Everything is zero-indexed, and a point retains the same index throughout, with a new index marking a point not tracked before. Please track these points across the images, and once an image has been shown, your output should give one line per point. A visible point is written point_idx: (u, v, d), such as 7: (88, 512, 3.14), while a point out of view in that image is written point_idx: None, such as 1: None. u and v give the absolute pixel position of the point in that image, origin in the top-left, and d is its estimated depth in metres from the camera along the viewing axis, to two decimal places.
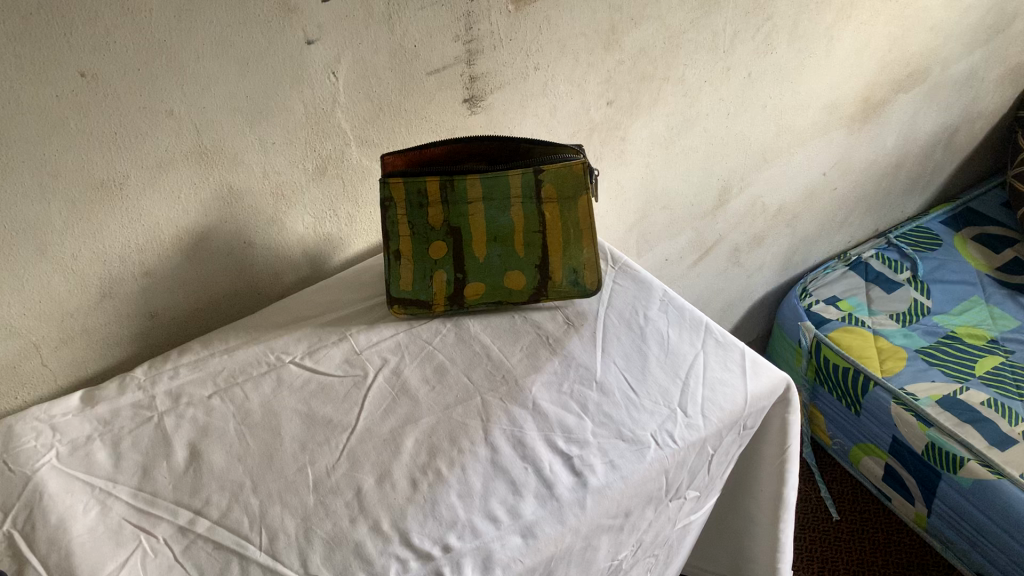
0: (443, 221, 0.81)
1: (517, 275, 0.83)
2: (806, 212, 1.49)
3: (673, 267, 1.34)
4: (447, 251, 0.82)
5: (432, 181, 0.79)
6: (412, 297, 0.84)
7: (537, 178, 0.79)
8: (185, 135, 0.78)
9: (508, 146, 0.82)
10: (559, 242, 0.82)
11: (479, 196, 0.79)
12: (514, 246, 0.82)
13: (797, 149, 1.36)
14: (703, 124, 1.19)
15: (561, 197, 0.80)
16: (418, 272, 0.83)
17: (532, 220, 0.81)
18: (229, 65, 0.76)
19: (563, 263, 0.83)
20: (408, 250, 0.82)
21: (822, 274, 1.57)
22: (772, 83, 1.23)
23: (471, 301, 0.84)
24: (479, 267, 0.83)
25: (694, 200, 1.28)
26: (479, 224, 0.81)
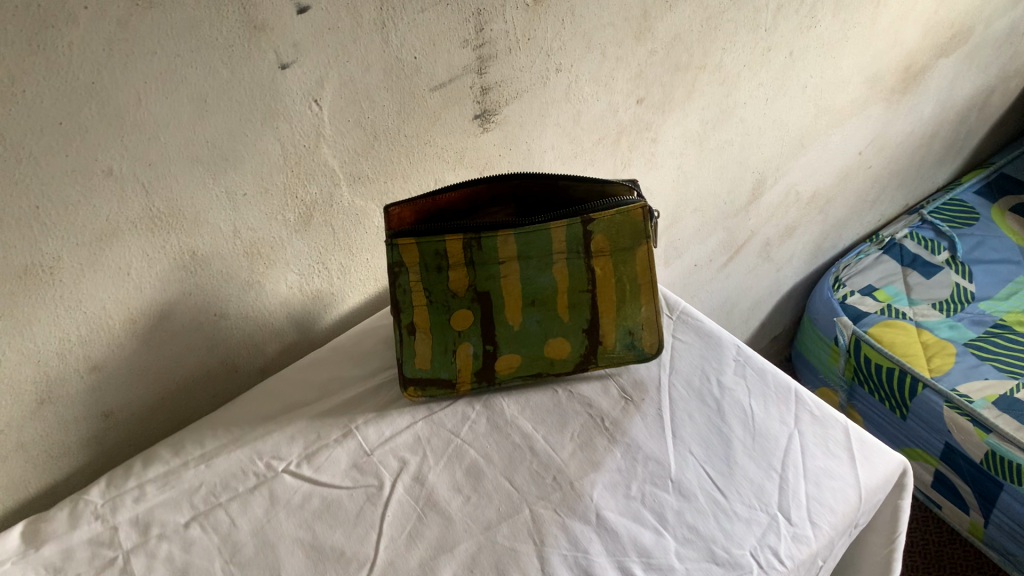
0: (468, 286, 0.65)
1: (560, 341, 0.68)
2: (839, 196, 1.33)
3: (702, 272, 1.18)
4: (474, 320, 0.66)
5: (455, 241, 0.62)
6: (432, 376, 0.67)
7: (586, 230, 0.64)
8: (130, 198, 0.60)
9: (543, 185, 0.65)
10: (611, 300, 0.67)
11: (514, 255, 0.64)
12: (557, 308, 0.67)
13: (835, 129, 1.20)
14: (740, 115, 1.02)
15: (615, 249, 0.65)
16: (437, 347, 0.67)
17: (579, 278, 0.66)
18: (182, 105, 0.59)
19: (617, 324, 0.68)
20: (424, 321, 0.66)
21: (854, 260, 1.44)
22: (815, 61, 1.06)
23: (503, 376, 0.68)
24: (514, 335, 0.67)
25: (727, 197, 1.11)
26: (513, 287, 0.65)
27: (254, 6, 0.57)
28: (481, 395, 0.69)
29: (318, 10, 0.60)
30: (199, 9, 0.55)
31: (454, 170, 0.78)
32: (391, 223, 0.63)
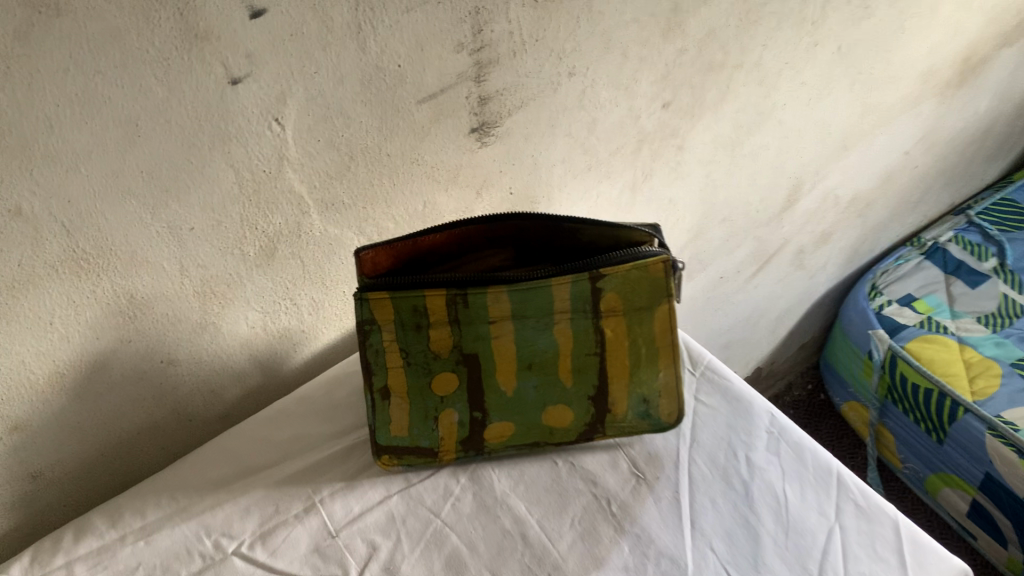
0: (452, 347, 0.56)
1: (562, 410, 0.59)
2: (881, 198, 1.21)
3: (727, 284, 1.08)
4: (459, 383, 0.57)
5: (437, 297, 0.54)
6: (410, 445, 0.58)
7: (595, 287, 0.54)
8: (48, 241, 0.50)
9: (545, 226, 0.55)
10: (624, 365, 0.58)
11: (507, 313, 0.55)
12: (557, 373, 0.58)
13: (882, 129, 1.08)
14: (778, 117, 0.91)
15: (629, 309, 0.56)
16: (417, 412, 0.58)
17: (585, 340, 0.56)
18: (107, 130, 0.48)
19: (629, 390, 0.59)
20: (401, 384, 0.57)
21: (893, 266, 1.33)
22: (866, 55, 0.94)
23: (494, 446, 0.59)
24: (507, 402, 0.58)
25: (759, 204, 1.00)
26: (506, 348, 0.56)
27: (194, 10, 0.47)
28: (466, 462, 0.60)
29: (276, 13, 0.50)
30: (122, 17, 0.45)
31: (447, 191, 0.68)
32: (362, 270, 0.54)
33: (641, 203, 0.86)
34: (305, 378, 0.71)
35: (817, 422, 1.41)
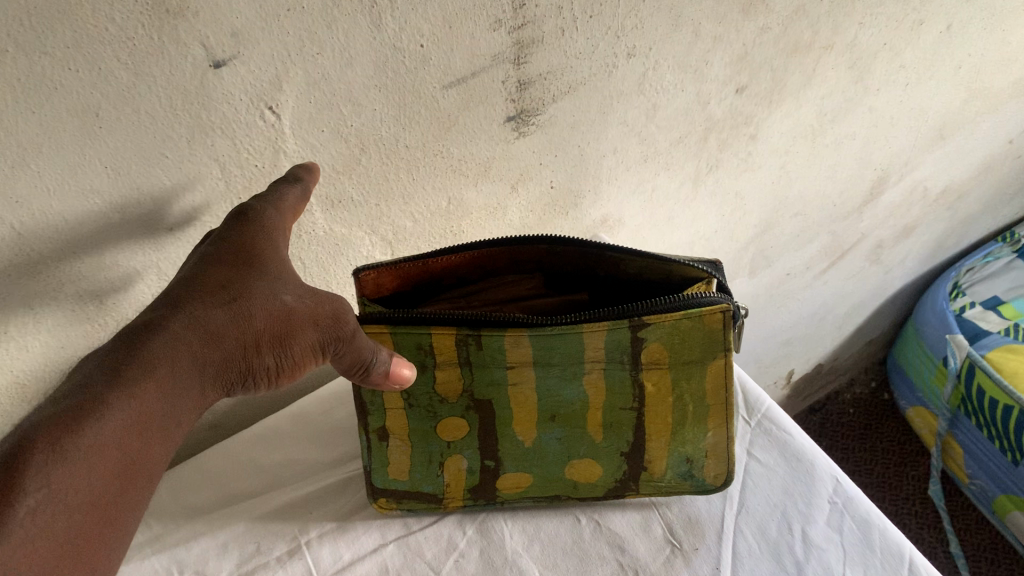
0: (463, 391, 0.48)
1: (588, 464, 0.51)
2: (976, 190, 1.08)
3: (794, 280, 0.98)
4: (470, 430, 0.50)
5: (445, 336, 0.46)
6: (410, 489, 0.51)
7: (637, 336, 0.46)
8: None
9: (578, 252, 0.48)
10: (665, 422, 0.50)
11: (528, 360, 0.47)
12: (586, 426, 0.50)
13: (986, 117, 0.95)
14: (869, 103, 0.79)
15: (675, 362, 0.48)
16: (419, 456, 0.51)
17: (621, 392, 0.49)
18: (59, 121, 0.40)
19: (670, 449, 0.51)
20: (401, 426, 0.50)
21: (980, 264, 1.21)
22: (979, 34, 0.81)
23: (507, 497, 0.52)
24: (525, 452, 0.51)
25: (837, 198, 0.89)
26: (527, 397, 0.49)
27: None
28: (475, 511, 0.52)
29: None
30: None
31: (476, 186, 0.59)
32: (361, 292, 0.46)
33: (703, 197, 0.76)
34: (312, 384, 0.64)
35: (878, 424, 1.31)
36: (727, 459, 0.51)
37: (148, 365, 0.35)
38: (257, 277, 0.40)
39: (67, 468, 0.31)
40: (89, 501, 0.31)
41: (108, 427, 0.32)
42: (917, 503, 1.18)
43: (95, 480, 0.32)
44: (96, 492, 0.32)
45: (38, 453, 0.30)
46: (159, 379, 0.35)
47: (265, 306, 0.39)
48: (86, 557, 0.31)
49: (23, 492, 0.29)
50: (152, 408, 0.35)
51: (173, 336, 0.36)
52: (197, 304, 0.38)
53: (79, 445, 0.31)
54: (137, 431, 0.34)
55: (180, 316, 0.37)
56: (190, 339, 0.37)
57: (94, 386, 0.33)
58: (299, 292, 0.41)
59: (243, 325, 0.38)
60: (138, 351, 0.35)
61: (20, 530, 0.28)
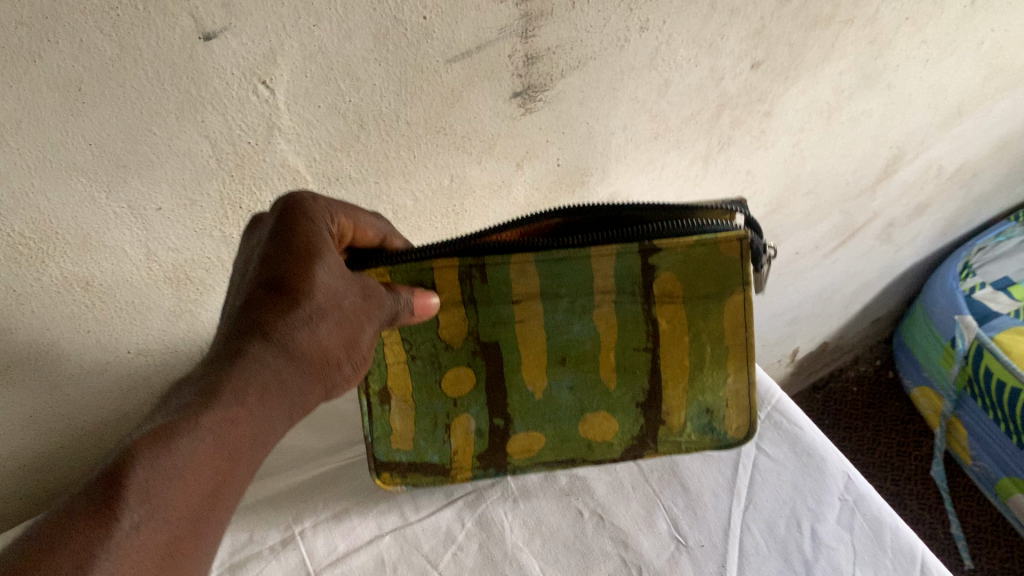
0: (467, 333, 0.47)
1: (602, 418, 0.51)
2: (991, 168, 1.06)
3: (804, 259, 0.96)
4: (475, 380, 0.49)
5: (447, 269, 0.44)
6: (416, 460, 0.50)
7: (648, 264, 0.45)
8: None
9: (595, 222, 0.46)
10: (681, 368, 0.50)
11: (535, 292, 0.46)
12: (597, 372, 0.50)
13: (1005, 95, 0.92)
14: (888, 80, 0.76)
15: (690, 296, 0.47)
16: (422, 421, 0.50)
17: (634, 329, 0.48)
18: (40, 95, 0.38)
19: (688, 399, 0.51)
20: (401, 387, 0.48)
21: (992, 244, 1.18)
22: (1004, 9, 0.78)
23: (525, 456, 0.52)
24: (534, 402, 0.51)
25: (851, 176, 0.87)
26: (534, 335, 0.48)
27: None
28: (474, 500, 0.51)
29: None
30: None
31: (480, 163, 0.57)
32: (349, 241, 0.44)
33: (713, 175, 0.74)
34: None
35: (881, 403, 1.29)
36: (748, 408, 0.51)
37: (239, 388, 0.34)
38: (323, 279, 0.38)
39: (162, 489, 0.31)
40: (184, 520, 0.31)
41: (195, 450, 0.32)
42: (918, 484, 1.18)
43: (188, 499, 0.32)
44: (188, 511, 0.32)
45: (136, 475, 0.30)
46: (251, 402, 0.35)
47: (329, 312, 0.38)
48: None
49: (122, 512, 0.29)
50: (242, 430, 0.34)
51: (259, 360, 0.36)
52: (276, 322, 0.37)
53: (173, 466, 0.31)
54: (228, 452, 0.33)
55: (262, 337, 0.36)
56: (276, 363, 0.36)
57: (184, 409, 0.33)
58: (356, 290, 0.40)
59: (318, 342, 0.38)
60: (225, 373, 0.35)
61: (119, 550, 0.29)
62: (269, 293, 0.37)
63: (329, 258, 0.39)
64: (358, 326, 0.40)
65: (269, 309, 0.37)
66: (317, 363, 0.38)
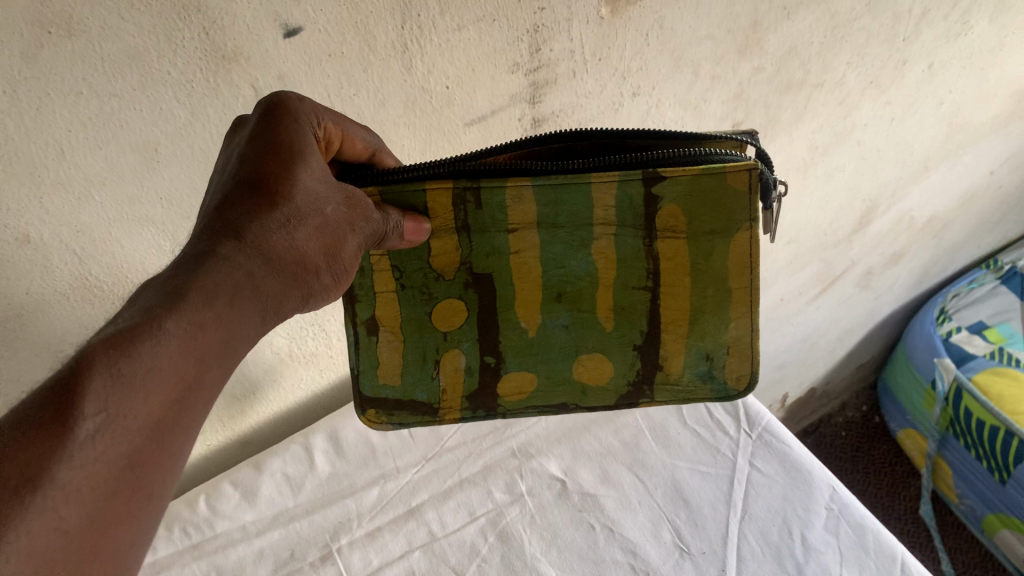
0: (461, 264, 0.48)
1: (597, 360, 0.52)
2: (960, 218, 1.13)
3: (788, 306, 1.02)
4: (467, 314, 0.50)
5: (441, 192, 0.44)
6: (403, 397, 0.52)
7: (650, 194, 0.45)
8: (58, 268, 0.47)
9: (596, 146, 0.46)
10: (681, 308, 0.50)
11: (531, 223, 0.46)
12: (594, 311, 0.51)
13: (967, 150, 0.99)
14: (857, 137, 0.84)
15: (693, 231, 0.47)
16: (411, 353, 0.51)
17: (632, 265, 0.48)
18: (122, 156, 0.44)
19: (687, 344, 0.51)
20: (392, 316, 0.50)
21: (965, 290, 1.24)
22: (959, 72, 0.86)
23: (513, 402, 0.53)
24: (529, 342, 0.52)
25: (828, 227, 0.94)
26: (530, 270, 0.48)
27: (221, 30, 0.42)
28: (495, 517, 0.55)
29: (313, 32, 0.44)
30: (142, 35, 0.40)
31: None
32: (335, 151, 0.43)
33: None
34: (336, 402, 0.68)
35: (870, 446, 1.34)
36: (748, 357, 0.52)
37: (210, 288, 0.32)
38: (304, 182, 0.37)
39: (126, 392, 0.28)
40: (151, 426, 0.28)
41: (165, 351, 0.29)
42: (909, 522, 1.22)
43: (155, 405, 0.29)
44: (156, 417, 0.29)
45: (95, 379, 0.27)
46: (222, 305, 0.32)
47: (311, 217, 0.37)
48: (145, 486, 0.28)
49: (80, 416, 0.26)
50: (213, 333, 0.32)
51: (232, 260, 0.34)
52: (253, 224, 0.35)
53: (136, 369, 0.28)
54: (200, 356, 0.31)
55: (236, 239, 0.34)
56: (249, 264, 0.34)
57: (152, 308, 0.30)
58: (336, 197, 0.39)
59: (295, 246, 0.36)
60: (199, 273, 0.32)
61: (75, 457, 0.26)
62: (246, 194, 0.36)
63: (309, 164, 0.38)
64: (336, 234, 0.39)
65: (246, 211, 0.35)
66: (295, 270, 0.37)
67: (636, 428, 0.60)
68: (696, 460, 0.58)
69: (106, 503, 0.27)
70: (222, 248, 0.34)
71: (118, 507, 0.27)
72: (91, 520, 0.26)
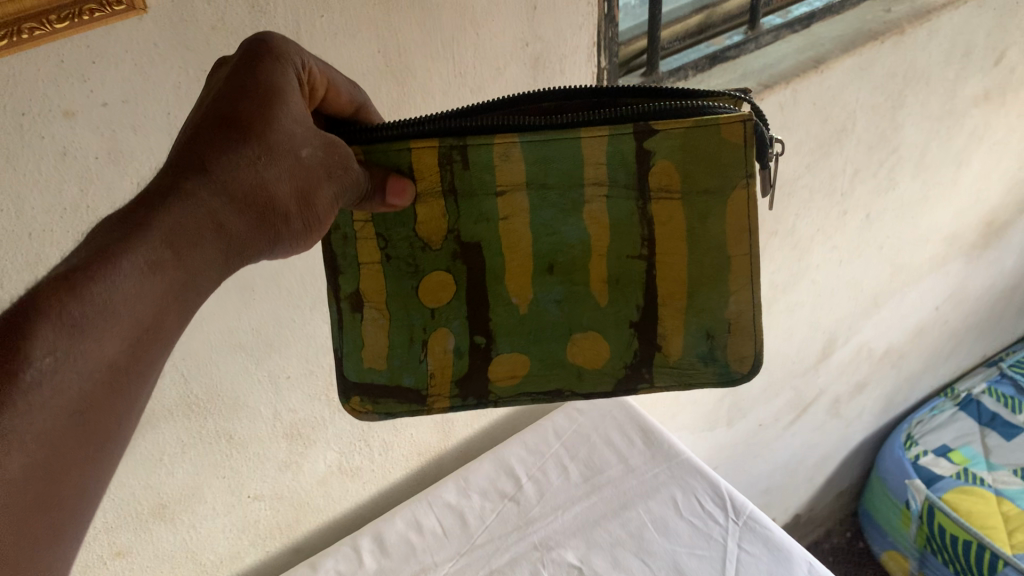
0: (447, 232, 0.50)
1: (594, 339, 0.54)
2: (913, 350, 1.26)
3: (766, 431, 1.13)
4: (455, 288, 0.52)
5: (425, 151, 0.47)
6: (389, 381, 0.54)
7: (643, 149, 0.47)
8: (167, 389, 0.56)
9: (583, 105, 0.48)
10: (680, 281, 0.51)
11: (519, 182, 0.48)
12: (588, 284, 0.53)
13: (910, 287, 1.14)
14: (812, 277, 0.98)
15: (689, 191, 0.48)
16: (397, 333, 0.53)
17: (626, 230, 0.50)
18: (228, 295, 0.56)
19: (686, 319, 0.52)
20: (376, 290, 0.52)
21: (928, 416, 1.36)
22: (893, 221, 1.01)
23: (503, 384, 0.55)
24: (520, 319, 0.54)
25: (795, 357, 1.06)
26: (518, 237, 0.51)
27: None
28: None
29: None
30: None
31: None
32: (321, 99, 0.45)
33: None
34: (373, 514, 0.78)
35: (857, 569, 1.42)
36: (750, 335, 0.52)
37: (169, 233, 0.35)
38: (279, 122, 0.40)
39: (76, 337, 0.30)
40: (104, 363, 0.31)
41: (119, 291, 0.32)
42: None
43: (108, 346, 0.31)
44: (107, 358, 0.31)
45: (50, 317, 0.29)
46: (178, 249, 0.35)
47: (284, 163, 0.40)
48: (98, 423, 0.31)
49: (32, 357, 0.28)
50: (165, 276, 0.34)
51: (195, 203, 0.37)
52: (219, 162, 0.38)
53: (88, 310, 0.31)
54: (152, 298, 0.33)
55: (200, 179, 0.37)
56: (211, 205, 0.37)
57: (114, 249, 0.33)
58: (316, 140, 0.41)
59: (263, 184, 0.39)
60: (161, 219, 0.35)
61: (27, 397, 0.28)
62: (220, 131, 0.38)
63: (287, 108, 0.40)
64: (311, 179, 0.41)
65: (211, 151, 0.38)
66: (260, 211, 0.39)
67: (640, 520, 0.69)
68: (694, 545, 0.67)
69: (61, 439, 0.29)
70: (184, 188, 0.37)
71: (72, 444, 0.30)
72: (40, 460, 0.28)
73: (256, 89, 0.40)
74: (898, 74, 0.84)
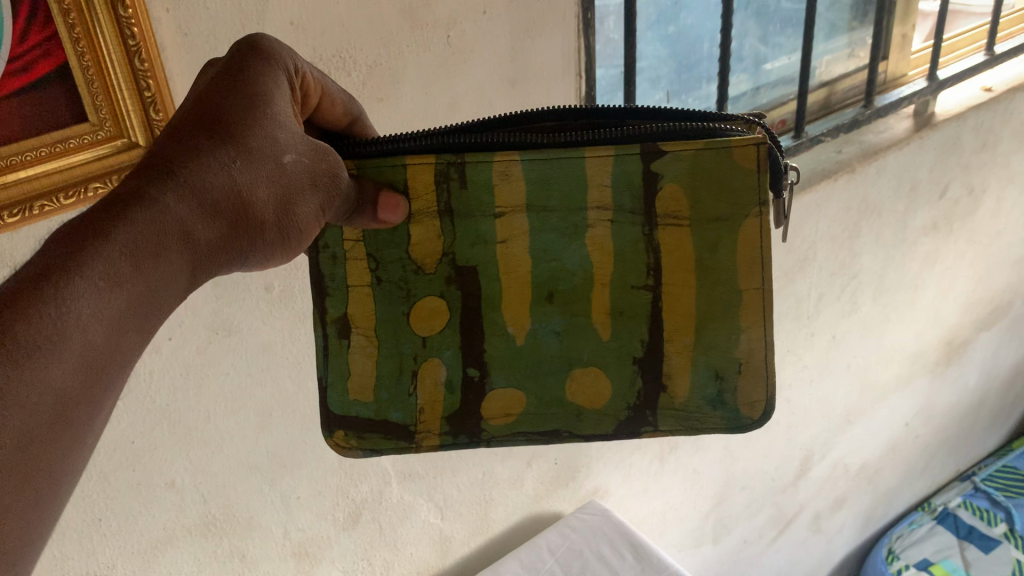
0: (442, 255, 0.52)
1: (595, 377, 0.57)
2: (888, 464, 1.31)
3: (751, 547, 1.16)
4: (449, 315, 0.54)
5: (423, 167, 0.49)
6: (377, 416, 0.56)
7: (650, 171, 0.50)
8: (189, 509, 0.61)
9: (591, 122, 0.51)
10: (689, 314, 0.55)
11: (517, 204, 0.51)
12: (589, 315, 0.55)
13: (880, 404, 1.19)
14: (786, 395, 1.03)
15: (697, 217, 0.52)
16: (386, 361, 0.55)
17: (630, 256, 0.53)
18: (247, 419, 0.60)
19: (695, 358, 0.56)
20: (366, 316, 0.53)
21: (907, 530, 1.40)
22: (858, 341, 1.08)
23: (494, 419, 0.57)
24: (516, 351, 0.56)
25: (774, 473, 1.11)
26: (518, 261, 0.53)
27: None
28: None
29: None
30: (272, 334, 0.58)
31: (502, 462, 0.80)
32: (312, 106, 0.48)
33: (668, 472, 0.97)
34: None
35: None
36: (756, 377, 0.56)
37: (136, 242, 0.34)
38: (259, 131, 0.40)
39: (25, 363, 0.29)
40: (63, 381, 0.30)
41: (80, 305, 0.31)
42: None
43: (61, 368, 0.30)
44: (60, 380, 0.30)
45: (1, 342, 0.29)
46: (143, 261, 0.35)
47: (265, 171, 0.40)
48: (48, 451, 0.30)
49: None
50: (128, 290, 0.34)
51: (162, 208, 0.36)
52: (193, 166, 0.38)
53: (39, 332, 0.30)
54: (111, 312, 0.33)
55: (171, 183, 0.37)
56: (182, 212, 0.37)
57: (72, 262, 0.32)
58: (301, 149, 0.42)
59: (240, 188, 0.39)
60: (124, 231, 0.34)
61: None
62: (198, 137, 0.38)
63: (268, 111, 0.41)
64: (293, 190, 0.41)
65: (187, 154, 0.38)
66: (233, 216, 0.39)
67: None
68: None
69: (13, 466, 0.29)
70: (152, 193, 0.36)
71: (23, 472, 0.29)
72: None
73: (241, 97, 0.40)
74: (852, 208, 0.93)
